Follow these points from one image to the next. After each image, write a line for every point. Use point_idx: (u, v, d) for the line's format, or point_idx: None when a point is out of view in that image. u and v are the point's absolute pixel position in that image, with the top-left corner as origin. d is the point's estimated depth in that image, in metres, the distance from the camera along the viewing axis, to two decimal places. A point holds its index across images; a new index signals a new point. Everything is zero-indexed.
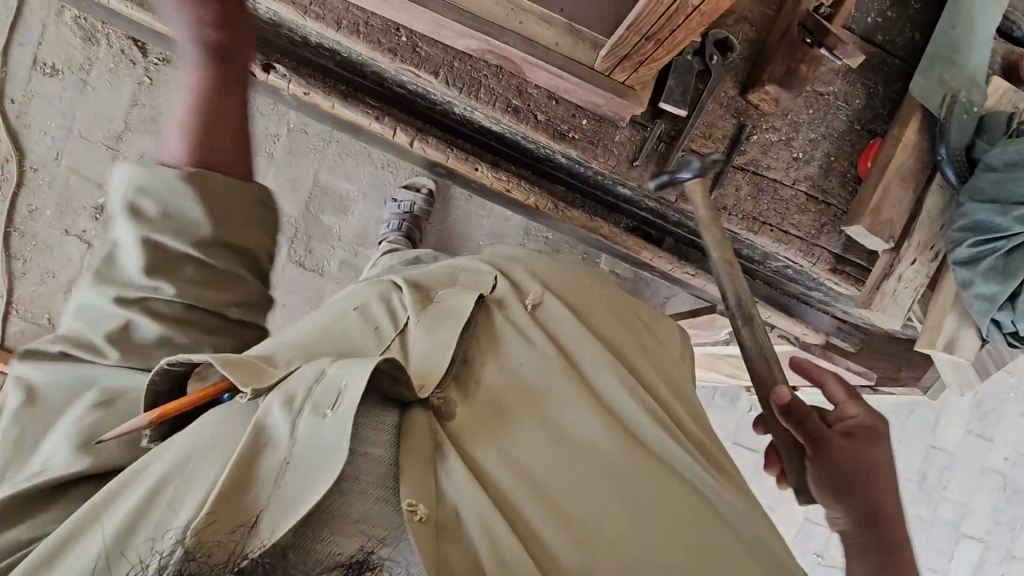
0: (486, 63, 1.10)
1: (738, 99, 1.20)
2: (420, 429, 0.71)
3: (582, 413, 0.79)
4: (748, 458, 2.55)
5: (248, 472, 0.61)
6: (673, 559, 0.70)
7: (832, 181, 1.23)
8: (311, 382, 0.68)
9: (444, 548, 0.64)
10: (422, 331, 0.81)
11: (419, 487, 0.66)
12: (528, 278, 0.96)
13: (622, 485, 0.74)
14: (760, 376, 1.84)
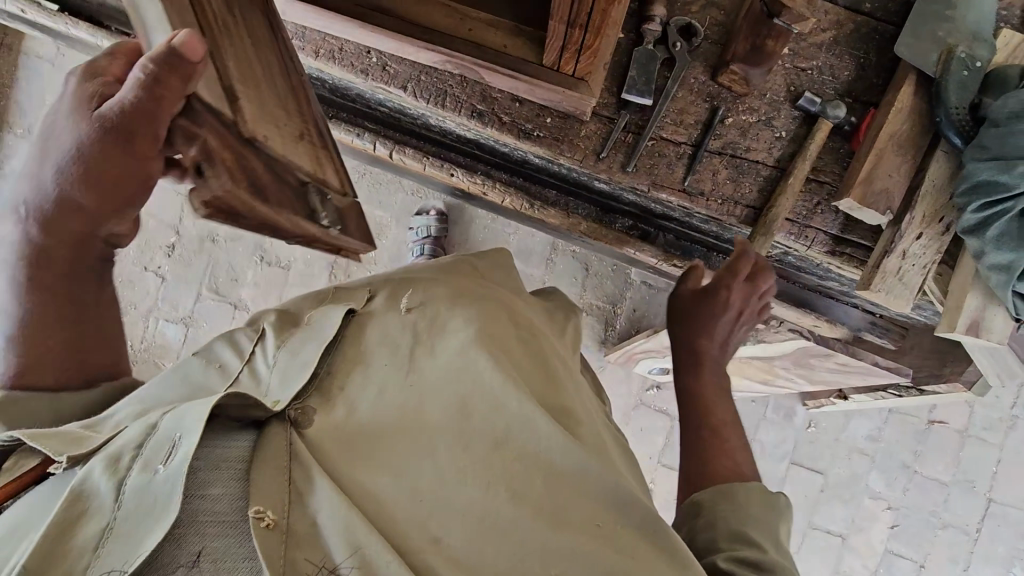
0: (450, 74, 1.17)
1: (709, 84, 1.17)
2: (275, 445, 0.71)
3: (441, 399, 0.78)
4: (810, 480, 2.34)
5: (57, 546, 0.59)
6: (535, 519, 0.70)
7: (823, 158, 1.15)
8: (137, 443, 0.67)
9: (301, 548, 0.64)
10: (283, 354, 0.86)
11: (269, 498, 0.66)
12: (410, 282, 0.97)
13: (484, 461, 0.73)
14: (795, 382, 1.71)
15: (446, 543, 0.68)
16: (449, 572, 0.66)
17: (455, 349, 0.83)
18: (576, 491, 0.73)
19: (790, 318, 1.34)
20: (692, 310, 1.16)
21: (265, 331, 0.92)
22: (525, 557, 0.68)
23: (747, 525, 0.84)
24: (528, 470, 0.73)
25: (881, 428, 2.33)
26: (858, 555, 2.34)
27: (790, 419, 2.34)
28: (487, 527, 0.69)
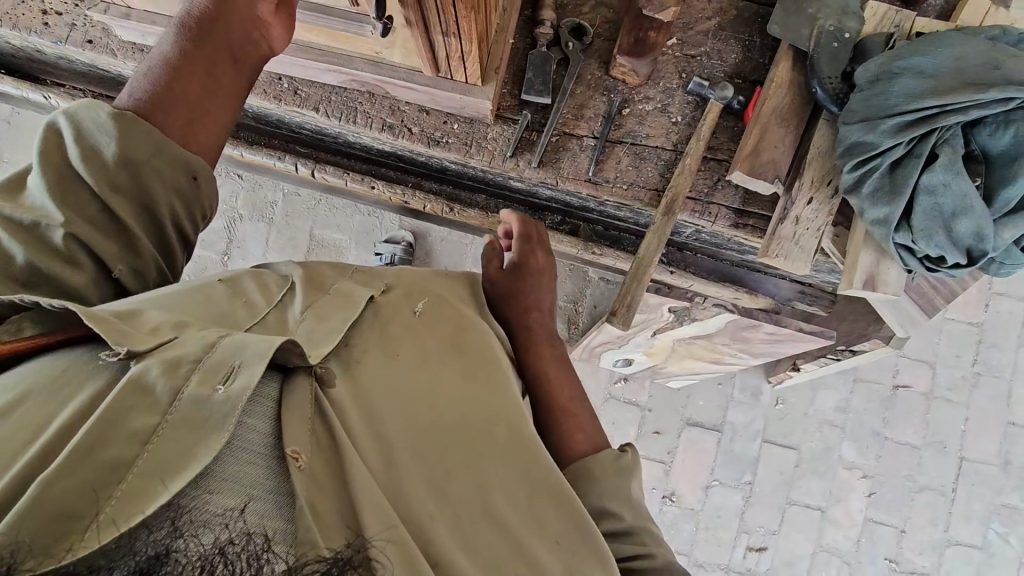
0: (358, 92, 1.23)
1: (605, 78, 1.23)
2: (301, 399, 0.67)
3: (443, 385, 0.81)
4: (784, 457, 2.38)
5: (111, 430, 0.53)
6: (518, 520, 0.71)
7: (719, 137, 1.21)
8: (198, 355, 0.61)
9: (326, 498, 0.60)
10: (311, 312, 0.83)
11: (303, 438, 0.63)
12: (430, 296, 0.97)
13: (478, 446, 0.75)
14: (742, 358, 1.75)
15: (447, 526, 0.67)
16: (450, 551, 0.64)
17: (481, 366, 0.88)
18: (557, 507, 0.74)
19: (712, 293, 1.39)
20: (504, 289, 1.18)
21: (294, 283, 0.89)
22: (508, 555, 0.68)
23: (606, 499, 0.87)
24: (523, 476, 0.75)
25: (848, 398, 2.36)
26: (839, 526, 2.36)
27: (757, 398, 2.38)
28: (478, 521, 0.69)
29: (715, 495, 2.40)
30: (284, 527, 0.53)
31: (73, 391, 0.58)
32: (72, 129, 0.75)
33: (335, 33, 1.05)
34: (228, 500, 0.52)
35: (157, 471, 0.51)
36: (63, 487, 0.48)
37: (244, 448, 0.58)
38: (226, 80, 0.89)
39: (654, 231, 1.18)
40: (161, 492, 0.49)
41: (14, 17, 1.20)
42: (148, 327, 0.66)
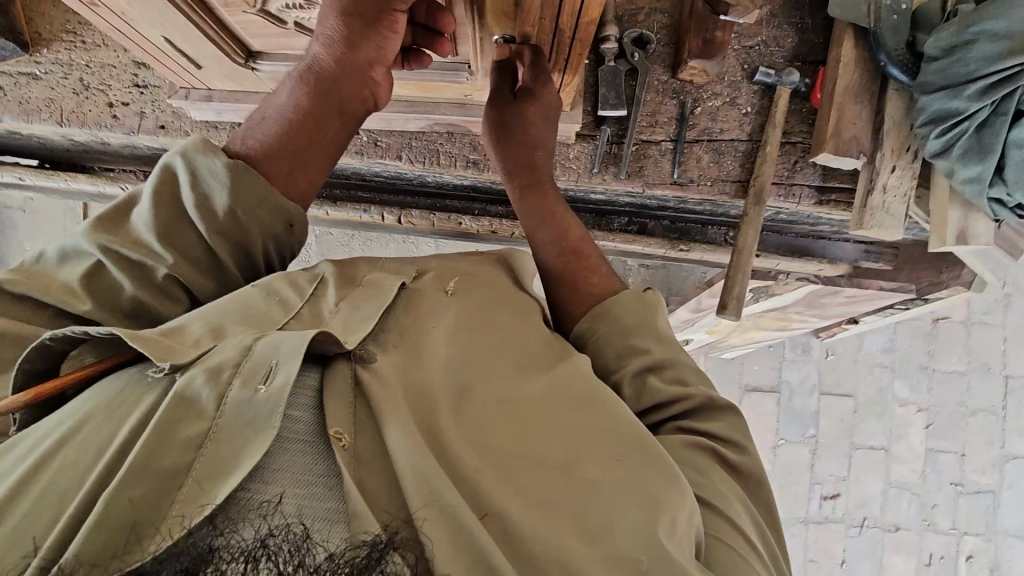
0: (437, 133, 1.25)
1: (672, 81, 1.27)
2: (343, 380, 0.67)
3: (476, 344, 0.77)
4: (842, 404, 2.46)
5: (166, 439, 0.55)
6: (569, 463, 0.66)
7: (790, 121, 1.26)
8: (237, 359, 0.62)
9: (370, 474, 0.61)
10: (346, 303, 0.77)
11: (343, 420, 0.63)
12: (458, 269, 0.90)
13: (520, 399, 0.71)
14: (811, 321, 1.82)
15: (498, 475, 0.64)
16: (499, 499, 0.62)
17: (515, 322, 0.83)
18: (610, 431, 0.69)
19: (797, 269, 1.43)
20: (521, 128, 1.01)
21: (328, 277, 0.82)
22: (568, 489, 0.64)
23: (634, 337, 0.85)
24: (567, 411, 0.71)
25: (893, 339, 2.46)
26: (903, 460, 2.48)
27: (808, 353, 2.45)
28: (530, 463, 0.65)
29: (783, 454, 2.47)
30: (328, 503, 0.54)
31: (135, 406, 0.59)
32: (188, 173, 0.77)
33: (430, 85, 1.07)
34: (287, 503, 0.53)
35: (214, 474, 0.54)
36: (125, 497, 0.51)
37: (295, 444, 0.58)
38: (332, 133, 0.85)
39: (749, 223, 1.21)
40: (219, 487, 0.52)
41: (84, 114, 1.22)
42: (191, 339, 0.68)
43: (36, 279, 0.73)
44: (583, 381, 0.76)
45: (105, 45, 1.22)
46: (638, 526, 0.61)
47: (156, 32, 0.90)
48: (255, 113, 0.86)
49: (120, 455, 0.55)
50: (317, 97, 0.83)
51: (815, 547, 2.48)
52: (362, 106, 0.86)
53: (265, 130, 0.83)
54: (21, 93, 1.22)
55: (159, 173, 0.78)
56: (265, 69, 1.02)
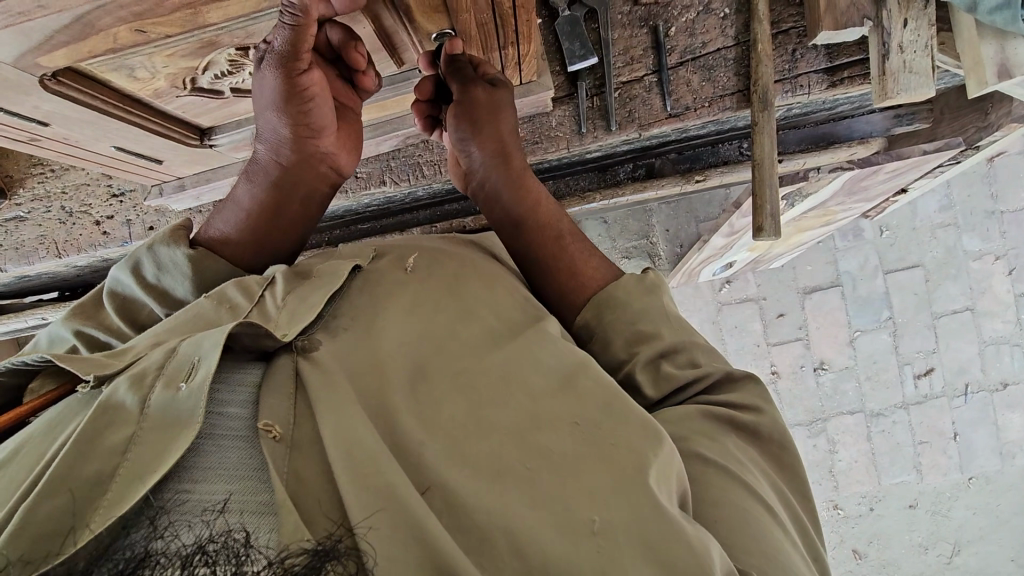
0: (413, 145, 1.20)
1: (637, 9, 1.17)
2: (284, 375, 0.66)
3: (425, 323, 0.75)
4: (912, 277, 2.32)
5: (89, 447, 0.55)
6: (527, 429, 0.64)
7: (777, 10, 1.14)
8: (161, 362, 0.63)
9: (308, 465, 0.59)
10: (294, 296, 0.74)
11: (277, 411, 0.62)
12: (417, 249, 0.89)
13: (475, 370, 0.69)
14: (858, 206, 1.70)
15: (449, 450, 0.62)
16: (445, 470, 0.60)
17: (482, 291, 0.82)
18: (575, 396, 0.68)
19: (827, 162, 1.32)
20: (489, 126, 0.91)
21: (276, 276, 0.78)
22: (518, 453, 0.62)
23: (642, 321, 0.79)
24: (526, 374, 0.69)
25: (948, 195, 2.29)
26: (992, 314, 2.33)
27: (862, 237, 2.31)
28: (485, 434, 0.63)
29: (863, 343, 2.34)
30: (250, 492, 0.54)
31: (71, 424, 0.60)
32: (152, 267, 0.80)
33: (390, 102, 1.01)
34: (214, 497, 0.53)
35: (140, 473, 0.54)
36: (54, 503, 0.51)
37: (227, 440, 0.58)
38: (294, 210, 0.87)
39: (761, 131, 1.10)
40: (143, 485, 0.53)
41: (77, 241, 1.23)
42: (132, 355, 0.68)
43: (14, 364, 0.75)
44: (555, 345, 0.74)
45: (73, 167, 1.21)
46: (597, 489, 0.59)
47: (105, 145, 0.88)
48: (222, 201, 0.88)
49: (46, 466, 0.55)
50: (277, 187, 0.85)
51: (923, 428, 2.37)
52: (324, 183, 0.89)
53: (235, 222, 0.85)
54: (15, 239, 1.24)
55: (120, 273, 0.81)
56: (223, 142, 0.99)
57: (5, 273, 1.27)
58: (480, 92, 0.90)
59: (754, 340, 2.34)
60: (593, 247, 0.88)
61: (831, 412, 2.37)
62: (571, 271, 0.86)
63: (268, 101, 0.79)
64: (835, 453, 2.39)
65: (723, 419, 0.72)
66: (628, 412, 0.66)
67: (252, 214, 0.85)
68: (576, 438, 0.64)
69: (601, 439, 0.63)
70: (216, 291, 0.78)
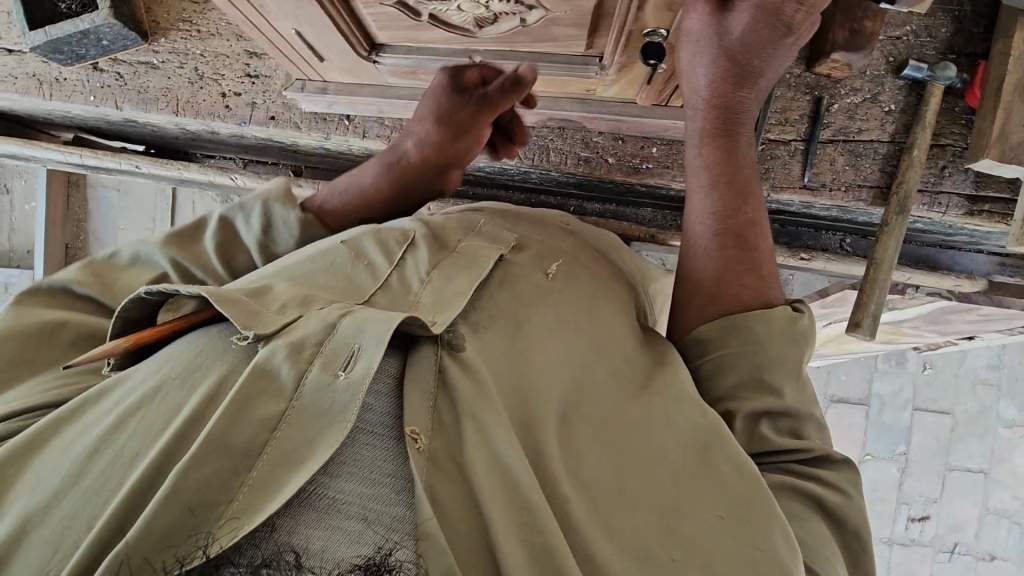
0: (547, 128, 1.19)
1: (806, 75, 1.16)
2: (425, 371, 0.68)
3: (556, 347, 0.75)
4: (938, 422, 2.29)
5: (241, 418, 0.58)
6: (672, 508, 0.65)
7: (940, 122, 1.14)
8: (319, 338, 0.65)
9: (449, 486, 0.62)
10: (438, 271, 0.81)
11: (421, 419, 0.63)
12: (560, 251, 0.91)
13: (612, 427, 0.70)
14: (926, 338, 1.71)
15: (593, 509, 0.64)
16: (587, 532, 0.62)
17: (610, 328, 0.81)
18: (715, 482, 0.67)
19: (930, 284, 1.29)
20: (737, 60, 0.78)
21: (418, 244, 0.85)
22: (660, 533, 0.63)
23: (757, 388, 0.73)
24: (665, 444, 0.69)
25: (999, 356, 2.27)
26: (1004, 485, 2.30)
27: (904, 366, 2.29)
28: (627, 504, 0.65)
29: (869, 468, 2.32)
30: (392, 509, 0.56)
31: (210, 377, 0.64)
32: (262, 220, 0.93)
33: (555, 80, 1.00)
34: (351, 504, 0.55)
35: (285, 461, 0.56)
36: (200, 474, 0.54)
37: (377, 440, 0.60)
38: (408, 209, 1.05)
39: (890, 232, 1.11)
40: (287, 478, 0.55)
41: (198, 105, 1.24)
42: (276, 305, 0.72)
43: (103, 276, 0.88)
44: (689, 406, 0.72)
45: (218, 35, 1.22)
46: None
47: (288, 25, 0.89)
48: (342, 179, 1.05)
49: (190, 426, 0.58)
50: (396, 186, 1.04)
51: (899, 571, 2.33)
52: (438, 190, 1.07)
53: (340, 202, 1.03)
54: (141, 82, 1.25)
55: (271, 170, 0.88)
56: (387, 62, 0.99)
57: (117, 113, 1.28)
58: (749, 13, 0.75)
59: None
60: (772, 249, 0.81)
61: None
62: (750, 267, 0.78)
63: (438, 113, 0.99)
64: None
65: (809, 483, 0.70)
66: (770, 505, 0.65)
67: (356, 207, 1.02)
68: (718, 531, 0.63)
69: (744, 536, 0.63)
70: (355, 245, 0.85)
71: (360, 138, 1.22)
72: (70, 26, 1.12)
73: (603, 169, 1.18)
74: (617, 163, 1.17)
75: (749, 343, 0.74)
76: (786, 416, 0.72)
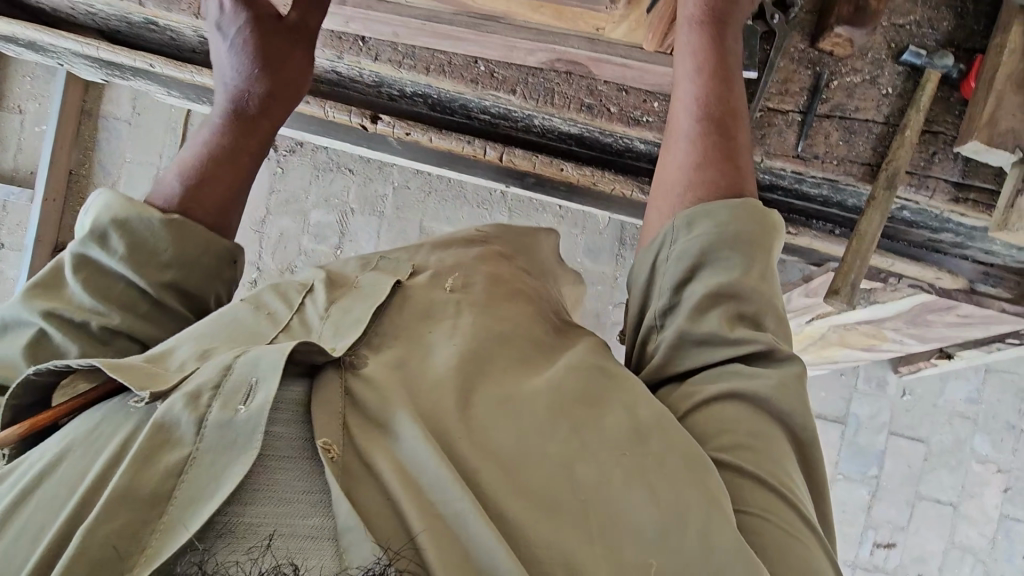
0: (555, 71, 1.18)
1: (810, 51, 1.19)
2: (332, 390, 0.68)
3: (454, 345, 0.76)
4: (912, 449, 2.29)
5: (146, 469, 0.57)
6: (583, 464, 0.65)
7: (933, 110, 1.17)
8: (216, 382, 0.64)
9: (368, 490, 0.61)
10: (336, 308, 0.80)
11: (333, 429, 0.64)
12: (461, 267, 0.91)
13: (515, 393, 0.71)
14: (905, 344, 1.74)
15: (502, 475, 0.63)
16: (509, 508, 0.61)
17: (517, 329, 0.81)
18: (622, 435, 0.68)
19: (913, 273, 1.33)
20: None
21: (316, 286, 0.85)
22: (577, 488, 0.63)
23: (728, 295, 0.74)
24: (569, 408, 0.70)
25: (979, 389, 2.27)
26: (972, 522, 2.28)
27: (883, 389, 2.29)
28: (539, 460, 0.65)
29: (840, 488, 2.30)
30: (299, 523, 0.56)
31: (107, 441, 0.62)
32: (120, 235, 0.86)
33: (567, 10, 1.04)
34: (264, 523, 0.55)
35: (193, 501, 0.56)
36: (103, 531, 0.53)
37: (284, 459, 0.60)
38: (259, 133, 1.00)
39: (875, 206, 1.13)
40: (202, 510, 0.55)
41: None
42: (176, 365, 0.70)
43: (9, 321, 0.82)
44: (591, 380, 0.75)
45: None
46: (666, 535, 0.60)
47: None
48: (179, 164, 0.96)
49: (88, 489, 0.57)
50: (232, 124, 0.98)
51: None
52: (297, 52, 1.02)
53: (172, 182, 0.94)
54: None
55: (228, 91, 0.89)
56: None
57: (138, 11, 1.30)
58: None
59: None
60: (750, 144, 0.87)
61: None
62: (729, 155, 0.84)
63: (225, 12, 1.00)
64: None
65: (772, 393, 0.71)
66: (679, 450, 0.66)
67: (223, 146, 0.97)
68: (635, 481, 0.64)
69: (659, 481, 0.64)
70: (253, 299, 0.84)
71: (371, 60, 1.23)
72: None
73: (607, 115, 1.18)
74: (621, 113, 1.18)
75: (724, 227, 0.76)
76: (755, 325, 0.73)
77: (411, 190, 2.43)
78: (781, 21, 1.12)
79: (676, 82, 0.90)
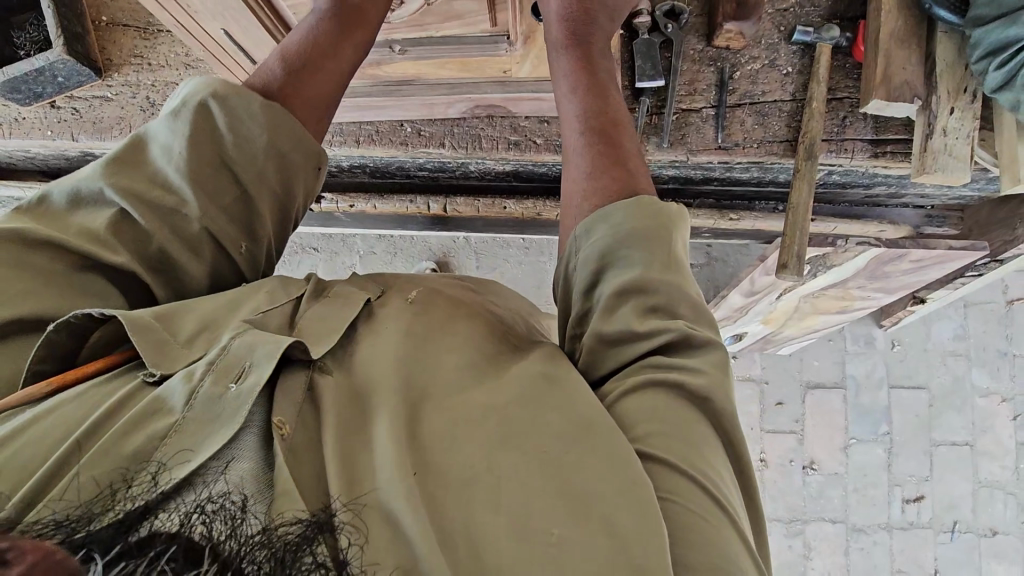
0: (477, 118, 1.26)
1: (708, 49, 1.26)
2: (298, 383, 0.70)
3: (398, 338, 0.76)
4: (914, 399, 2.31)
5: (138, 427, 0.61)
6: (507, 442, 0.66)
7: (834, 78, 1.24)
8: (214, 358, 0.67)
9: (306, 468, 0.63)
10: (316, 310, 0.78)
11: (291, 411, 0.67)
12: (423, 286, 0.89)
13: (452, 383, 0.72)
14: (875, 298, 1.78)
15: (425, 459, 0.65)
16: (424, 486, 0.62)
17: (467, 325, 0.82)
18: (555, 412, 0.68)
19: (856, 231, 1.42)
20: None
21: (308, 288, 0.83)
22: (496, 468, 0.64)
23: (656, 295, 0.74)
24: (506, 391, 0.71)
25: (964, 325, 2.30)
26: (991, 457, 2.29)
27: (873, 346, 2.31)
28: (464, 445, 0.66)
29: (856, 452, 2.31)
30: (250, 471, 0.60)
31: (109, 399, 0.65)
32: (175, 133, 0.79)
33: (471, 63, 1.10)
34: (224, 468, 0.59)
35: (179, 455, 0.60)
36: (92, 473, 0.57)
37: (244, 433, 0.63)
38: (347, 58, 0.94)
39: (801, 176, 1.18)
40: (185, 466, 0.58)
41: None
42: (189, 339, 0.71)
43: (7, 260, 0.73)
44: (533, 365, 0.75)
45: (167, 65, 1.32)
46: (578, 511, 0.61)
47: (218, 25, 1.02)
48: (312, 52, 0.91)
49: (84, 436, 0.60)
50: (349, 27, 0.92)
51: (902, 557, 2.28)
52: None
53: (274, 68, 0.89)
54: (95, 114, 1.33)
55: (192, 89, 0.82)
56: None
57: (75, 145, 1.35)
58: None
59: (749, 423, 2.30)
60: (636, 147, 0.90)
61: (812, 515, 2.30)
62: (620, 161, 0.87)
63: None
64: (809, 559, 2.30)
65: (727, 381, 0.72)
66: (610, 426, 0.66)
67: (327, 55, 0.91)
68: (557, 456, 0.65)
69: (582, 458, 0.64)
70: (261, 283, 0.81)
71: None
72: (25, 65, 1.21)
73: (534, 149, 1.24)
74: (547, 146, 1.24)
75: (620, 229, 0.77)
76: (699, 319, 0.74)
77: (376, 254, 2.46)
78: (674, 30, 1.18)
79: (559, 103, 0.96)
